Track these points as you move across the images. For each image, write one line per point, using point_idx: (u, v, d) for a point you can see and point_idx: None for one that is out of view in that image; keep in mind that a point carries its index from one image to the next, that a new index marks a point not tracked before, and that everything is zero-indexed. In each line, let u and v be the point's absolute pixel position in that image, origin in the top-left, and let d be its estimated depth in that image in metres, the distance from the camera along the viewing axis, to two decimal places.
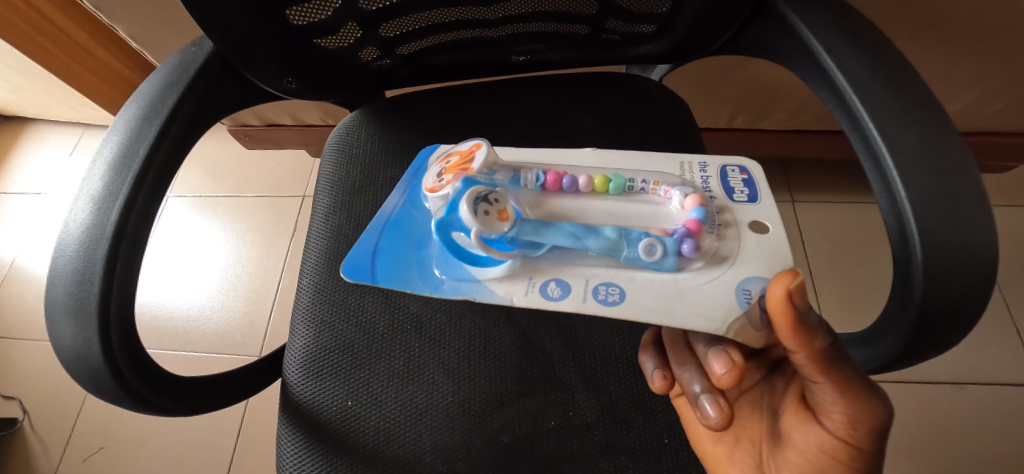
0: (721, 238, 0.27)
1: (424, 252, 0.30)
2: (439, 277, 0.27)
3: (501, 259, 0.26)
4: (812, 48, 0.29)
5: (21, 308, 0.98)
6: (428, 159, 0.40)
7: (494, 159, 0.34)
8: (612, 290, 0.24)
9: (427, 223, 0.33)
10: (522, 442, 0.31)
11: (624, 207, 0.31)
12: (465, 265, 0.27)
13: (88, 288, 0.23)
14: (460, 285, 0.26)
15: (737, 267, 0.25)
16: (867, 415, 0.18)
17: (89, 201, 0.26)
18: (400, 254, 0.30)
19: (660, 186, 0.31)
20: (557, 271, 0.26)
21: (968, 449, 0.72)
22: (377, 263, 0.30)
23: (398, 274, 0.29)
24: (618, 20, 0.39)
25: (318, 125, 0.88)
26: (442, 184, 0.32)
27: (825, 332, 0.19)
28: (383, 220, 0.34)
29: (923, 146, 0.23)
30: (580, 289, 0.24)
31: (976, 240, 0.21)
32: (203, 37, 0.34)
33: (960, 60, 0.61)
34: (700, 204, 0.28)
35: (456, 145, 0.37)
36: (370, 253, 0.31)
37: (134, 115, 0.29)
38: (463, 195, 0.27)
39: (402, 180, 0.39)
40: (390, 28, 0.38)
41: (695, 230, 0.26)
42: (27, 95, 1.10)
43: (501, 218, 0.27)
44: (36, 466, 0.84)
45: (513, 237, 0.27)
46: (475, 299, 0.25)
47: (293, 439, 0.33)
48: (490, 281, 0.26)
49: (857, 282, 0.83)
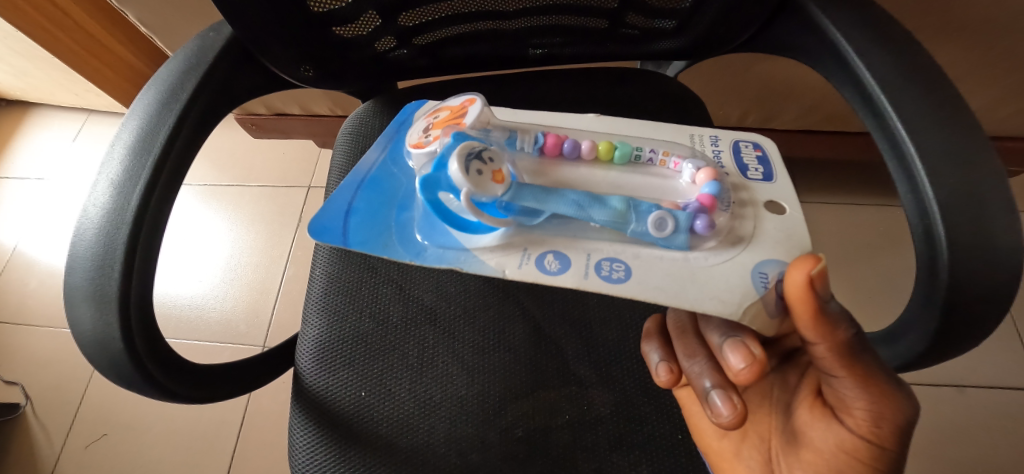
0: (730, 208, 0.27)
1: (406, 214, 0.30)
2: (421, 244, 0.27)
3: (495, 226, 0.26)
4: (839, 46, 0.29)
5: (23, 293, 0.98)
6: (412, 114, 0.40)
7: (488, 118, 0.34)
8: (617, 266, 0.24)
9: (409, 182, 0.33)
10: (534, 436, 0.31)
11: (629, 178, 0.31)
12: (453, 231, 0.27)
13: (109, 273, 0.23)
14: (444, 252, 0.26)
15: (752, 242, 0.25)
16: (891, 412, 0.18)
17: (110, 185, 0.25)
18: (377, 217, 0.30)
19: (671, 160, 0.31)
20: (556, 243, 0.25)
21: (966, 451, 0.73)
22: (350, 224, 0.30)
23: (374, 238, 0.28)
24: (639, 15, 0.38)
25: (326, 115, 0.87)
26: (428, 139, 0.32)
27: (848, 322, 0.19)
28: (360, 178, 0.34)
29: (952, 148, 0.23)
30: (582, 264, 0.24)
31: (1006, 245, 0.21)
32: (221, 22, 0.33)
33: (975, 61, 0.61)
34: (713, 178, 0.28)
35: (445, 102, 0.37)
36: (343, 212, 0.31)
37: (154, 99, 0.29)
38: (456, 150, 0.27)
39: (384, 135, 0.39)
40: (409, 18, 0.38)
41: (709, 206, 0.26)
42: (30, 79, 1.09)
43: (495, 179, 0.27)
44: (39, 451, 0.84)
45: (507, 203, 0.27)
46: (461, 269, 0.25)
47: (307, 429, 0.33)
48: (480, 250, 0.25)
49: (861, 285, 0.84)
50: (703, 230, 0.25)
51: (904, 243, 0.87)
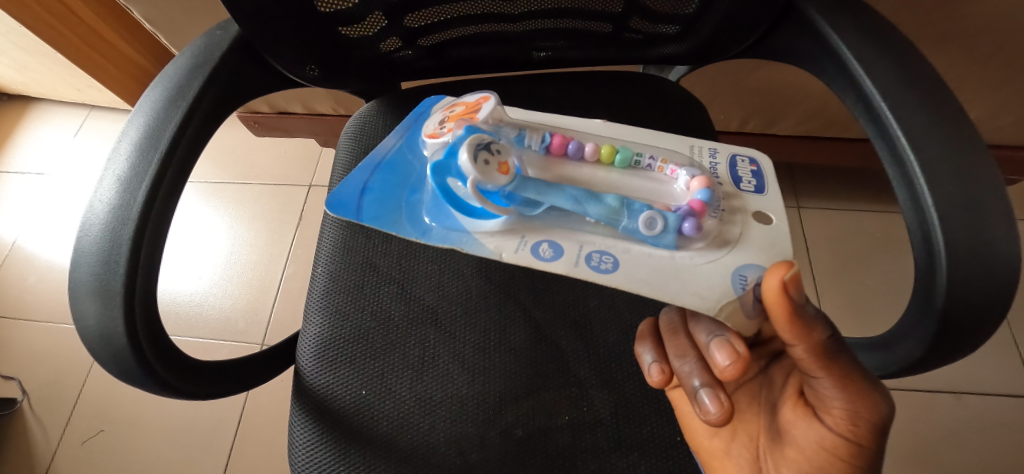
0: (720, 214, 0.28)
1: (416, 196, 0.30)
2: (428, 224, 0.28)
3: (497, 214, 0.26)
4: (841, 54, 0.30)
5: (22, 288, 0.98)
6: (430, 107, 0.40)
7: (500, 115, 0.35)
8: (606, 258, 0.24)
9: (422, 169, 0.33)
10: (534, 437, 0.31)
11: (628, 181, 0.32)
12: (458, 214, 0.27)
13: (114, 269, 0.23)
14: (448, 233, 0.26)
15: (740, 246, 0.26)
16: (868, 412, 0.19)
17: (116, 180, 0.26)
18: (391, 196, 0.31)
19: (670, 166, 0.31)
20: (552, 233, 0.26)
21: (961, 457, 0.73)
22: (364, 201, 0.31)
23: (385, 215, 0.29)
24: (643, 20, 0.39)
25: (329, 114, 0.87)
26: (443, 130, 0.33)
27: (823, 324, 0.19)
28: (377, 160, 0.34)
29: (950, 157, 0.23)
30: (573, 253, 0.24)
31: (1005, 254, 0.21)
32: (228, 20, 0.34)
33: (976, 70, 0.62)
34: (705, 186, 0.28)
35: (461, 98, 0.37)
36: (359, 190, 0.31)
37: (161, 96, 0.29)
38: (466, 140, 0.27)
39: (402, 125, 0.39)
40: (415, 19, 0.38)
41: (699, 210, 0.26)
42: (32, 74, 1.09)
43: (500, 171, 0.27)
44: (35, 447, 0.84)
45: (510, 192, 0.27)
46: (462, 249, 0.25)
47: (307, 427, 0.33)
48: (481, 234, 0.26)
49: (860, 291, 0.84)
50: (690, 233, 0.25)
51: (903, 249, 0.87)
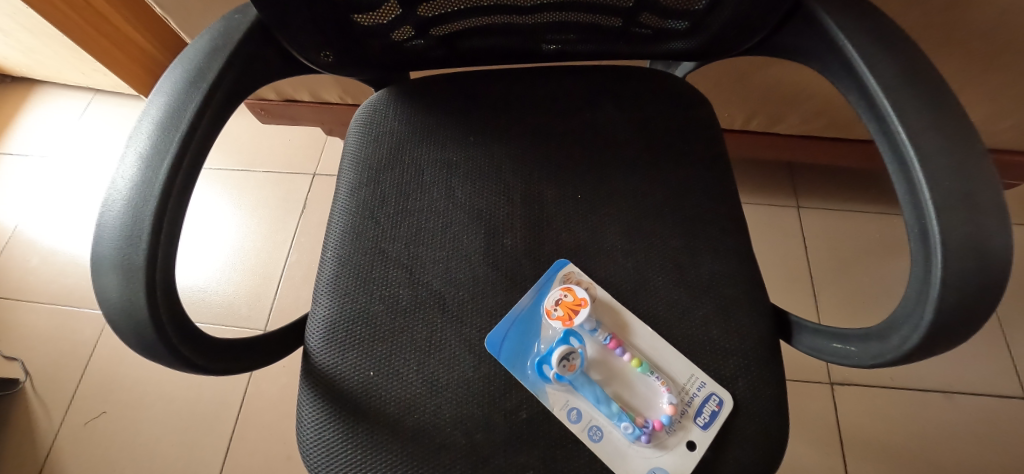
0: (673, 432, 0.33)
1: (527, 352, 0.35)
2: (531, 374, 0.34)
3: (556, 385, 0.33)
4: (847, 52, 0.30)
5: (24, 270, 0.98)
6: (494, 189, 0.42)
7: (597, 295, 0.37)
8: (593, 431, 0.32)
9: (537, 327, 0.37)
10: (539, 419, 0.32)
11: (638, 386, 0.35)
12: (541, 379, 0.34)
13: (137, 244, 0.24)
14: (541, 385, 0.34)
15: (665, 465, 0.32)
16: None
17: (138, 158, 0.26)
18: (529, 347, 0.35)
19: (663, 382, 0.34)
20: (579, 401, 0.33)
21: (948, 455, 0.75)
22: (507, 347, 0.35)
23: (525, 364, 0.34)
24: (653, 15, 0.39)
25: (336, 103, 0.88)
26: (555, 313, 0.36)
27: None
28: (520, 312, 0.37)
29: (951, 152, 0.24)
30: (582, 424, 0.32)
31: (1000, 250, 0.22)
32: (245, 5, 0.34)
33: (976, 72, 0.62)
34: (671, 412, 0.33)
35: (527, 206, 0.41)
36: (504, 337, 0.35)
37: (181, 76, 0.29)
38: (561, 349, 0.34)
39: (485, 226, 0.40)
40: (429, 9, 0.38)
41: (657, 429, 0.33)
42: (37, 56, 1.08)
43: (569, 368, 0.34)
44: (36, 427, 0.84)
45: (567, 378, 0.34)
46: (533, 395, 0.33)
47: (314, 406, 0.34)
48: (551, 392, 0.33)
49: (856, 291, 0.86)
50: (644, 442, 0.32)
51: (901, 250, 0.88)
